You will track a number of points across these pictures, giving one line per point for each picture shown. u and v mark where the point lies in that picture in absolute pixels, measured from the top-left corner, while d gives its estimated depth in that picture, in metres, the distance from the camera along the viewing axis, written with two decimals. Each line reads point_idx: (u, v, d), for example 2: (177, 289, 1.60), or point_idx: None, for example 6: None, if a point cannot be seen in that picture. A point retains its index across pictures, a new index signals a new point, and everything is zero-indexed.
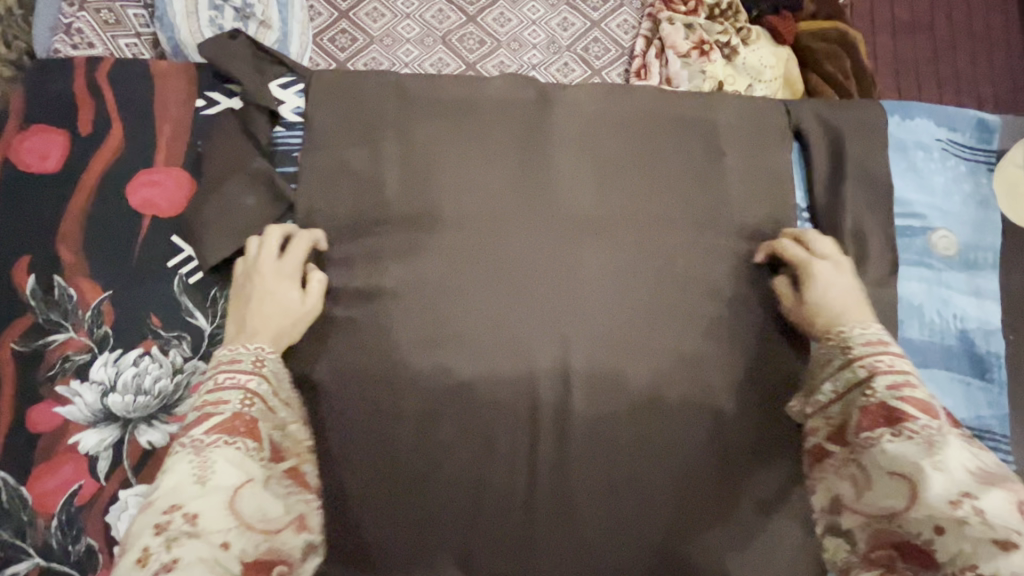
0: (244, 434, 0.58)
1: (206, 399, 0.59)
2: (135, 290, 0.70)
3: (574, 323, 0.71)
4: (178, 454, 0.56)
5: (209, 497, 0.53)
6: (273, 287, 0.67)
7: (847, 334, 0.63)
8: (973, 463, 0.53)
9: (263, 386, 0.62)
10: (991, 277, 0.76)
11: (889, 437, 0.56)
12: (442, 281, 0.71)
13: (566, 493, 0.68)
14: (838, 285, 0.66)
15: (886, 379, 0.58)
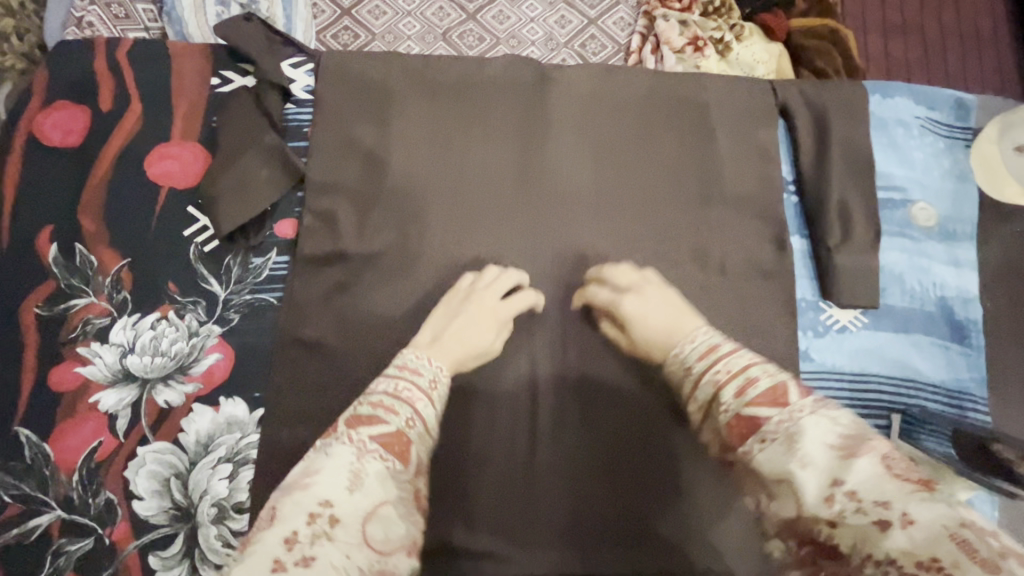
0: (398, 454, 0.55)
1: (379, 400, 0.58)
2: (153, 257, 0.73)
3: (573, 291, 0.75)
4: (338, 445, 0.54)
5: (353, 503, 0.50)
6: (484, 323, 0.70)
7: (684, 357, 0.59)
8: (833, 437, 0.46)
9: (428, 410, 0.60)
10: (969, 248, 0.80)
11: (758, 446, 0.48)
12: (445, 251, 0.75)
13: (564, 450, 0.71)
14: (646, 315, 0.68)
15: (731, 389, 0.52)
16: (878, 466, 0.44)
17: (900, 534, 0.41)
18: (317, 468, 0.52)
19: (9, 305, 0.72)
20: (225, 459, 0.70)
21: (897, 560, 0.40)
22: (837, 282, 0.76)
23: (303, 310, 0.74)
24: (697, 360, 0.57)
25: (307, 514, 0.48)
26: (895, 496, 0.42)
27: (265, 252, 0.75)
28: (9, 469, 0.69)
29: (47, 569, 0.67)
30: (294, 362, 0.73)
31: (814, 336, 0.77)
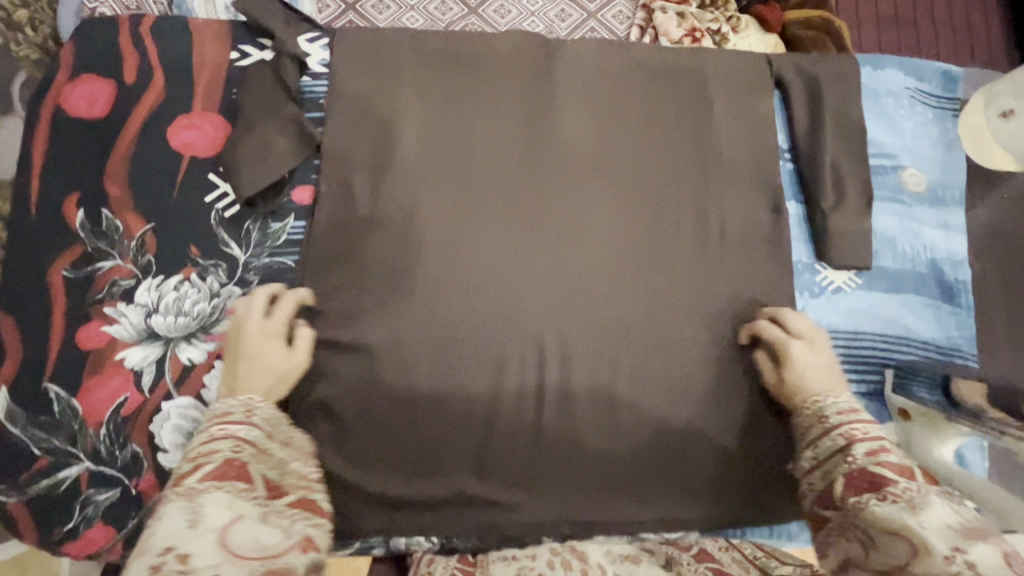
0: (236, 478, 0.54)
1: (196, 451, 0.56)
2: (176, 222, 0.77)
3: (578, 255, 0.79)
4: (167, 505, 0.50)
5: (201, 535, 0.48)
6: (269, 346, 0.68)
7: (821, 407, 0.65)
8: (952, 520, 0.52)
9: (254, 433, 0.59)
10: (958, 212, 0.83)
11: (876, 500, 0.56)
12: (457, 216, 0.78)
13: (570, 404, 0.76)
14: (811, 364, 0.69)
15: (864, 447, 0.59)
16: (998, 556, 0.49)
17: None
18: (152, 530, 0.48)
19: (38, 267, 0.75)
20: None
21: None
22: (832, 243, 0.79)
23: (320, 273, 0.77)
24: (835, 415, 0.64)
25: (149, 568, 0.45)
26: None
27: (283, 217, 0.78)
28: (39, 423, 0.72)
29: (77, 518, 0.70)
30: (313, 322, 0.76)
31: (811, 296, 0.80)
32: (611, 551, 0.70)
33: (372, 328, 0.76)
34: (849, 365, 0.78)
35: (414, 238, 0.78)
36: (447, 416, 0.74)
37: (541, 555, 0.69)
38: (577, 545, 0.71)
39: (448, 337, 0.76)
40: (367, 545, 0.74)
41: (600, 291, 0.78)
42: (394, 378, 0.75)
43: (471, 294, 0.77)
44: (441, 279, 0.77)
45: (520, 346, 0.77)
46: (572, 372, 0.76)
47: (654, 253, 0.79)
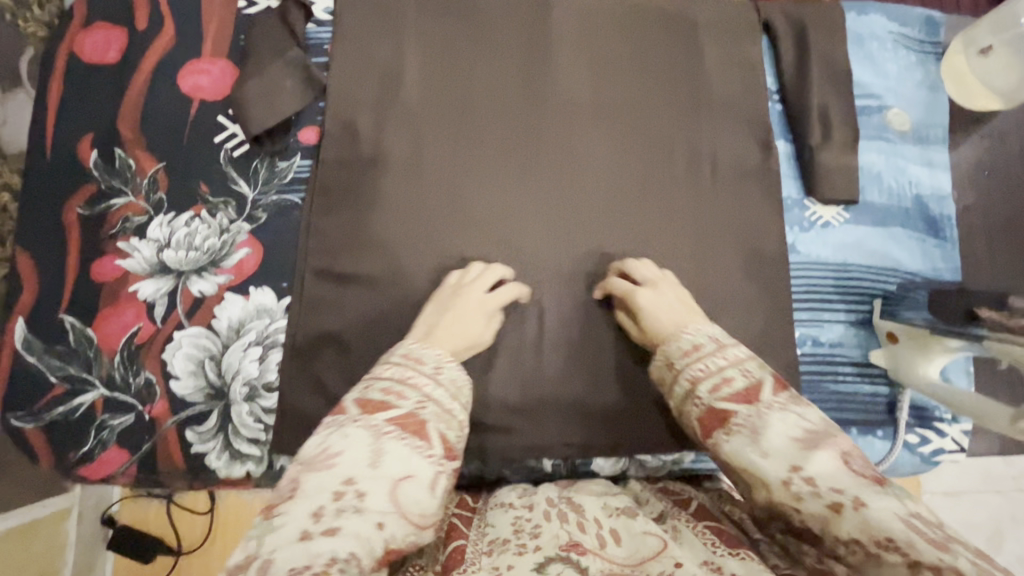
0: (415, 433, 0.48)
1: (387, 386, 0.51)
2: (186, 162, 0.79)
3: (576, 193, 0.82)
4: (354, 427, 0.47)
5: (379, 479, 0.44)
6: (475, 320, 0.68)
7: (667, 352, 0.58)
8: (798, 431, 0.47)
9: (440, 392, 0.53)
10: (942, 150, 0.86)
11: (724, 437, 0.49)
12: (458, 156, 0.81)
13: (568, 336, 0.78)
14: (659, 306, 0.66)
15: (706, 385, 0.53)
16: (836, 461, 0.45)
17: (853, 516, 0.41)
18: (337, 449, 0.45)
19: (54, 205, 0.78)
20: (255, 343, 0.76)
21: (858, 540, 0.41)
22: (820, 178, 0.82)
23: (325, 210, 0.79)
24: (679, 359, 0.56)
25: (331, 492, 0.43)
26: (851, 485, 0.43)
27: (290, 156, 0.81)
28: (55, 351, 0.74)
29: (92, 441, 0.72)
30: (320, 256, 0.78)
31: (800, 231, 0.83)
32: (609, 505, 0.61)
33: (377, 261, 0.78)
34: (838, 295, 0.81)
35: (418, 177, 0.80)
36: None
37: (539, 506, 0.60)
38: (574, 496, 0.63)
39: (450, 270, 0.78)
40: None
41: (597, 227, 0.81)
42: (401, 309, 0.77)
43: (474, 230, 0.80)
44: (443, 215, 0.80)
45: (519, 279, 0.79)
46: (570, 304, 0.79)
47: (649, 191, 0.82)
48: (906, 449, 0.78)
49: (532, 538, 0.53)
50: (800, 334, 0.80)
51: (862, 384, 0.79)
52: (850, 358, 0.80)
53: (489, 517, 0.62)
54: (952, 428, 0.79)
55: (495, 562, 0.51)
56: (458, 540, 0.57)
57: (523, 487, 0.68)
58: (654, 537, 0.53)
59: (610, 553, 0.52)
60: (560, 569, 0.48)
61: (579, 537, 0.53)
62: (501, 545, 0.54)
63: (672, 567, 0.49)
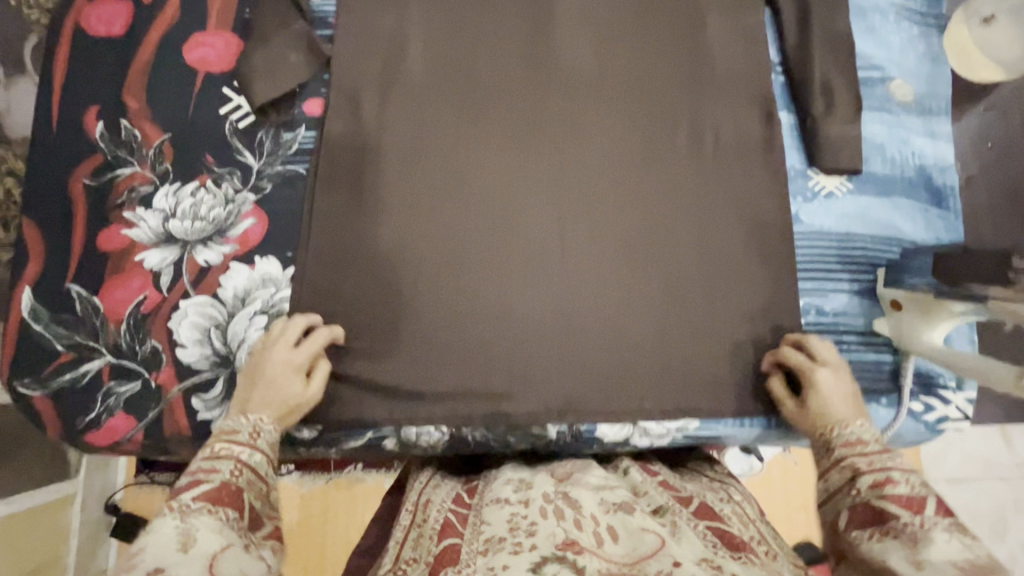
0: (228, 505, 0.50)
1: (196, 468, 0.52)
2: (192, 133, 0.80)
3: (579, 165, 0.82)
4: (156, 519, 0.47)
5: (191, 561, 0.44)
6: (286, 379, 0.64)
7: (830, 435, 0.60)
8: (959, 557, 0.46)
9: (256, 459, 0.56)
10: (944, 121, 0.86)
11: (874, 536, 0.51)
12: (462, 128, 0.81)
13: (573, 307, 0.78)
14: (832, 394, 0.63)
15: (868, 479, 0.54)
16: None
17: None
18: (139, 544, 0.45)
19: (60, 175, 0.78)
20: (261, 312, 0.76)
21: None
22: (824, 148, 0.82)
23: (329, 180, 0.79)
24: (840, 446, 0.58)
25: None
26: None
27: (294, 127, 0.81)
28: (61, 320, 0.75)
29: (99, 408, 0.73)
30: (325, 226, 0.78)
31: (804, 201, 0.83)
32: (606, 500, 0.60)
33: (381, 233, 0.78)
34: (841, 264, 0.81)
35: (421, 149, 0.80)
36: (454, 315, 0.77)
37: (535, 502, 0.59)
38: (571, 492, 0.61)
39: (454, 242, 0.79)
40: (378, 436, 0.77)
41: (600, 197, 0.81)
42: (405, 281, 0.77)
43: (477, 203, 0.80)
44: (448, 187, 0.80)
45: (523, 250, 0.79)
46: (573, 275, 0.79)
47: (652, 161, 0.82)
48: (911, 416, 0.78)
49: (528, 536, 0.53)
50: (804, 304, 0.81)
51: (867, 352, 0.79)
52: (854, 327, 0.80)
53: (484, 513, 0.61)
54: (956, 395, 0.78)
55: (489, 561, 0.51)
56: (451, 539, 0.58)
57: (515, 479, 0.67)
58: (651, 534, 0.53)
59: (608, 552, 0.52)
60: (557, 570, 0.48)
61: (575, 535, 0.53)
62: (497, 543, 0.54)
63: (671, 565, 0.49)
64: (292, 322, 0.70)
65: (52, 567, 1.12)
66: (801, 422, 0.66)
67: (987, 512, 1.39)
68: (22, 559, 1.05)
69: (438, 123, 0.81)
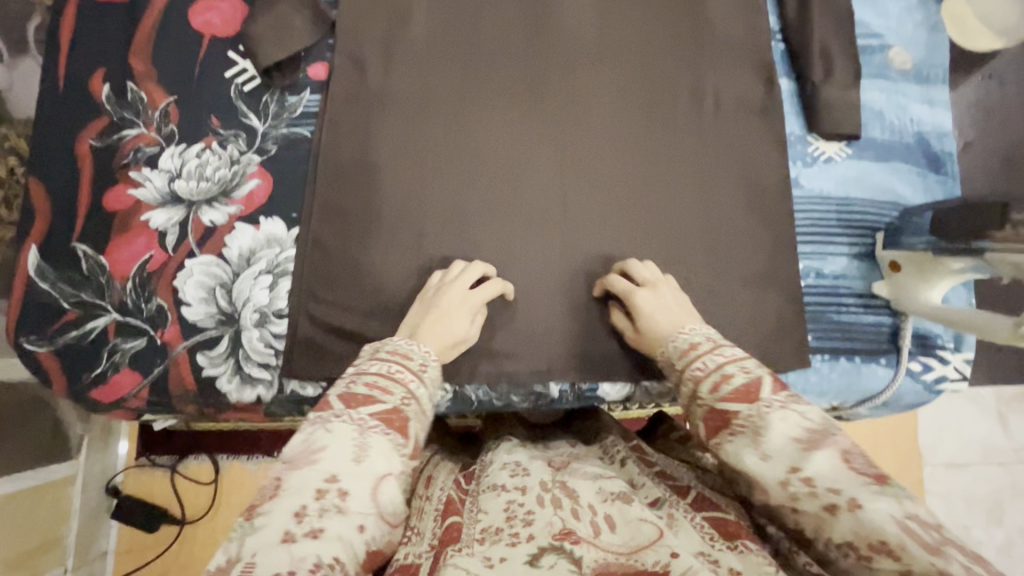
0: (398, 430, 0.51)
1: (372, 380, 0.54)
2: (197, 96, 0.80)
3: (580, 129, 0.82)
4: (338, 423, 0.49)
5: (361, 477, 0.46)
6: (461, 317, 0.68)
7: (668, 352, 0.61)
8: (798, 431, 0.49)
9: (421, 391, 0.56)
10: (942, 89, 0.87)
11: (728, 438, 0.51)
12: (464, 93, 0.82)
13: (574, 269, 0.79)
14: (655, 309, 0.67)
15: (707, 384, 0.55)
16: (836, 459, 0.46)
17: (848, 518, 0.44)
18: (321, 444, 0.48)
19: (66, 137, 0.79)
20: (266, 271, 0.77)
21: (851, 542, 0.44)
22: (823, 114, 0.83)
23: (333, 142, 0.80)
24: (678, 358, 0.59)
25: (315, 489, 0.45)
26: (848, 486, 0.45)
27: (299, 91, 0.82)
28: (68, 278, 0.75)
29: (105, 364, 0.73)
30: (330, 187, 0.79)
31: (804, 166, 0.84)
32: (604, 490, 0.60)
33: (384, 196, 0.79)
34: (841, 228, 0.82)
35: (425, 114, 0.81)
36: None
37: (532, 490, 0.59)
38: (568, 480, 0.62)
39: (457, 203, 0.80)
40: None
41: (602, 161, 0.82)
42: (409, 243, 0.78)
43: (480, 168, 0.81)
44: (452, 151, 0.81)
45: (525, 212, 0.80)
46: (576, 239, 0.80)
47: (653, 125, 0.83)
48: (909, 376, 0.79)
49: (525, 526, 0.53)
50: (804, 267, 0.81)
51: (866, 314, 0.80)
52: (854, 289, 0.81)
53: (479, 500, 0.61)
54: (954, 356, 0.79)
55: (486, 551, 0.51)
56: (452, 518, 0.58)
57: (512, 464, 0.66)
58: (649, 524, 0.54)
59: (604, 542, 0.53)
60: (555, 562, 0.49)
61: (573, 525, 0.54)
62: (494, 534, 0.54)
63: (669, 556, 0.49)
64: (471, 264, 0.74)
65: (53, 546, 1.13)
66: (642, 345, 0.69)
67: (983, 495, 1.40)
68: (24, 536, 1.05)
69: (442, 88, 0.82)
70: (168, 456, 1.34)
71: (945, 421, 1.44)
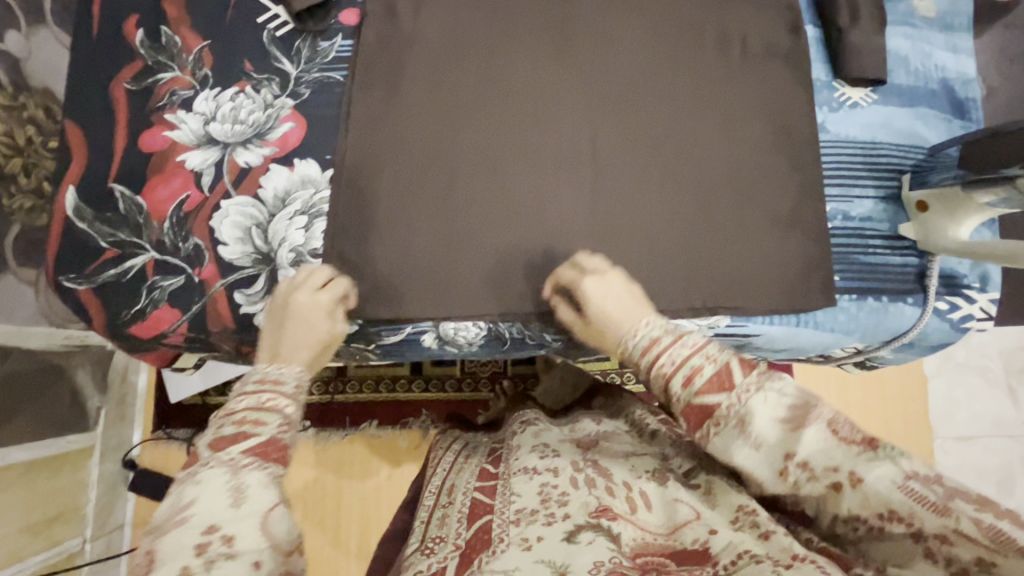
0: (279, 460, 0.52)
1: (241, 416, 0.53)
2: (229, 41, 0.81)
3: (607, 76, 0.83)
4: (205, 472, 0.49)
5: (243, 519, 0.47)
6: (316, 318, 0.68)
7: (629, 351, 0.60)
8: (781, 411, 0.50)
9: (297, 413, 0.56)
10: (966, 38, 0.88)
11: (714, 430, 0.52)
12: (493, 40, 0.83)
13: (602, 213, 0.80)
14: (606, 295, 0.68)
15: (678, 379, 0.54)
16: (825, 433, 0.48)
17: (853, 494, 0.47)
18: (190, 498, 0.48)
19: (102, 81, 0.80)
20: (301, 212, 0.78)
21: (857, 514, 0.48)
22: (849, 57, 0.84)
23: (365, 87, 0.81)
24: (641, 356, 0.58)
25: (194, 545, 0.45)
26: (845, 461, 0.47)
27: (331, 37, 0.83)
28: (104, 218, 0.76)
29: (145, 301, 0.74)
30: (363, 130, 0.80)
31: (830, 111, 0.85)
32: (637, 468, 0.66)
33: (416, 146, 0.80)
34: (866, 171, 0.83)
35: (455, 63, 0.82)
36: (490, 221, 0.79)
37: (564, 471, 0.64)
38: (600, 459, 0.68)
39: (485, 149, 0.80)
40: (417, 330, 0.80)
41: (630, 106, 0.83)
42: (439, 189, 0.79)
43: (513, 115, 0.81)
44: (483, 99, 0.82)
45: (552, 157, 0.81)
46: (605, 185, 0.81)
47: (679, 72, 0.84)
48: (936, 315, 0.80)
49: (561, 506, 0.58)
50: (831, 209, 0.82)
51: (892, 255, 0.81)
52: (880, 231, 0.82)
53: (512, 482, 0.66)
54: (981, 295, 0.80)
55: (523, 534, 0.56)
56: (485, 517, 0.62)
57: (540, 447, 0.71)
58: (685, 504, 0.59)
59: (642, 520, 0.59)
60: (593, 537, 0.54)
61: (609, 502, 0.59)
62: (530, 515, 0.59)
63: (706, 534, 0.55)
64: (318, 269, 0.73)
65: (72, 514, 1.14)
66: (592, 334, 0.70)
67: (994, 467, 1.42)
68: (42, 504, 1.05)
69: (471, 35, 0.83)
70: (185, 430, 1.34)
71: (957, 394, 1.45)
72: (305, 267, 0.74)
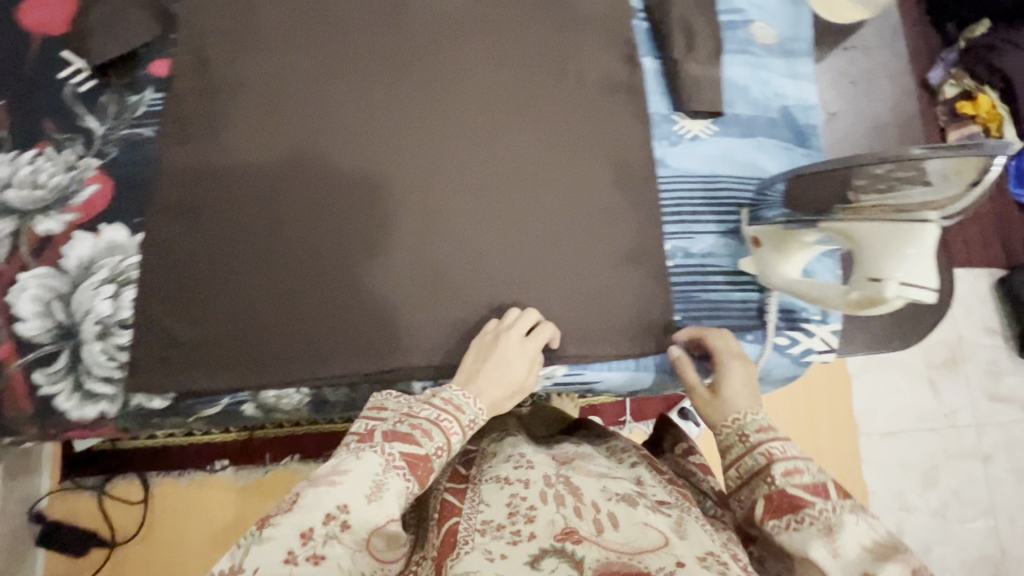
0: (418, 478, 0.53)
1: (416, 422, 0.56)
2: (30, 99, 0.77)
3: (453, 112, 0.80)
4: (369, 452, 0.52)
5: (369, 513, 0.49)
6: (519, 363, 0.67)
7: (744, 424, 0.60)
8: (868, 539, 0.49)
9: (458, 445, 0.58)
10: (807, 63, 0.87)
11: (794, 525, 0.52)
12: (327, 82, 0.79)
13: (437, 258, 0.77)
14: (742, 383, 0.64)
15: (780, 467, 0.55)
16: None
17: None
18: (346, 467, 0.51)
19: None
20: (107, 281, 0.73)
21: None
22: (682, 92, 0.82)
23: (175, 142, 0.77)
24: (755, 430, 0.58)
25: (325, 513, 0.48)
26: None
27: (139, 90, 0.78)
28: None
29: None
30: (177, 189, 0.75)
31: (669, 145, 0.83)
32: (608, 488, 0.55)
33: (393, 150, 0.79)
34: (705, 205, 0.82)
35: (388, 95, 0.80)
36: (465, 221, 0.78)
37: (535, 484, 0.55)
38: (572, 475, 0.57)
39: (460, 149, 0.79)
40: (236, 401, 0.75)
41: (472, 143, 0.80)
42: (411, 220, 0.77)
43: (466, 148, 0.79)
44: (427, 99, 0.80)
45: (513, 154, 0.80)
46: (520, 215, 0.78)
47: (516, 109, 0.81)
48: (777, 350, 0.79)
49: (527, 524, 0.50)
50: (671, 247, 0.81)
51: (733, 291, 0.80)
52: (720, 267, 0.80)
53: (483, 489, 0.58)
54: (819, 328, 0.80)
55: (488, 545, 0.49)
56: (451, 519, 0.55)
57: (515, 456, 0.62)
58: (654, 531, 0.50)
59: (607, 541, 0.49)
60: (554, 566, 0.46)
61: (576, 523, 0.50)
62: (496, 529, 0.51)
63: (673, 565, 0.46)
64: (527, 312, 0.73)
65: None
66: (702, 405, 0.65)
67: (919, 460, 1.33)
68: None
69: (298, 79, 0.79)
70: (96, 476, 1.11)
71: (883, 390, 1.36)
72: (513, 308, 0.74)
